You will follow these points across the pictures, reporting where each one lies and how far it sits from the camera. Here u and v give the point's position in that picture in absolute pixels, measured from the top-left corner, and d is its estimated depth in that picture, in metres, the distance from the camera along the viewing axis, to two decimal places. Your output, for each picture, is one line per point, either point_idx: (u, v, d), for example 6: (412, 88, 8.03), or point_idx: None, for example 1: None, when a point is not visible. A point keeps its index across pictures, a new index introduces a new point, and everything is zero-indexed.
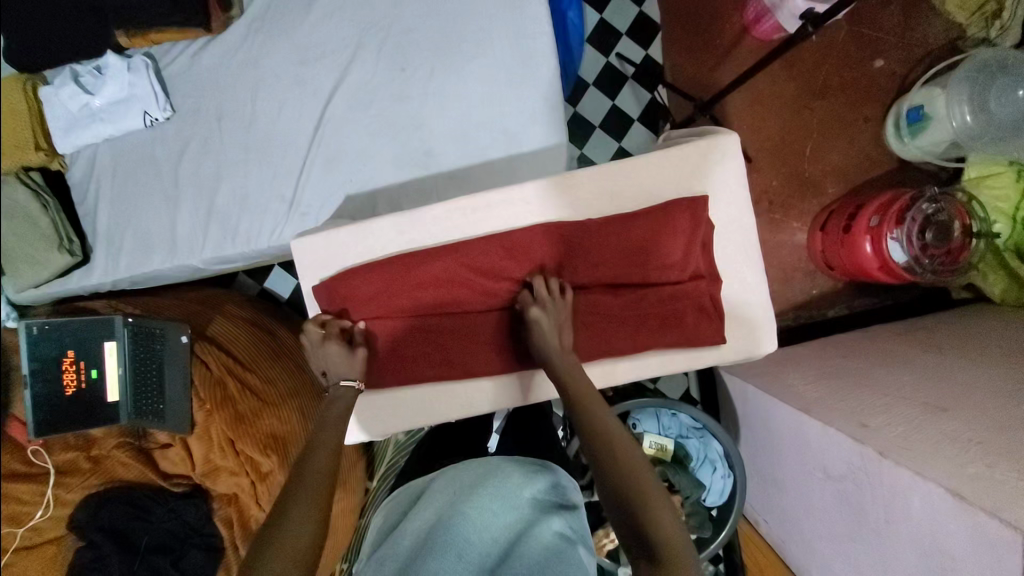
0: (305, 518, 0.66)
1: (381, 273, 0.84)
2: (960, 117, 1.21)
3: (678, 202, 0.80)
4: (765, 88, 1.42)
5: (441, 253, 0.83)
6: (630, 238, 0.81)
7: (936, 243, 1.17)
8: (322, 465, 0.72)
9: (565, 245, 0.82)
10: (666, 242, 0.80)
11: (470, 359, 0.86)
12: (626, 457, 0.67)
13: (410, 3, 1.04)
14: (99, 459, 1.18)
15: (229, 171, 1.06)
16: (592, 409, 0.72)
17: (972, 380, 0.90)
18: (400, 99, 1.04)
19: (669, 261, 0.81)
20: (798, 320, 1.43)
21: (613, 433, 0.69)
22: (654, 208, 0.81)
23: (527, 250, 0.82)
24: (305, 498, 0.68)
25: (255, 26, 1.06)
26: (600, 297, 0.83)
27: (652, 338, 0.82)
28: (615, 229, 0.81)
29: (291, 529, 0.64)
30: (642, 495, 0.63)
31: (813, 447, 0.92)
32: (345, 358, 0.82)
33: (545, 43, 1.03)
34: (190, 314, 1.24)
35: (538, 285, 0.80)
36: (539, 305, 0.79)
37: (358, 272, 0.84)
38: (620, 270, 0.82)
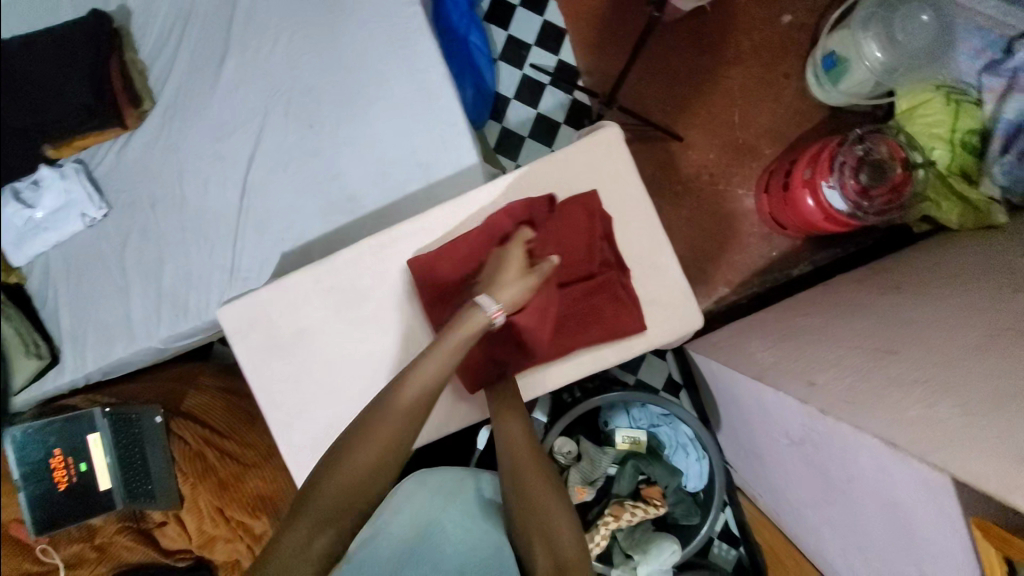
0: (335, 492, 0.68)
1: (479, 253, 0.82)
2: (871, 54, 1.21)
3: (570, 202, 0.82)
4: (682, 66, 1.42)
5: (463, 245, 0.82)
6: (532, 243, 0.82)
7: (874, 184, 1.16)
8: (399, 411, 0.69)
9: (469, 273, 0.82)
10: (566, 241, 0.81)
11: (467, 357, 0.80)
12: (530, 487, 0.75)
13: (305, 61, 1.08)
14: (102, 547, 1.21)
15: (170, 252, 1.11)
16: (512, 440, 0.78)
17: (921, 318, 0.88)
18: (314, 154, 1.08)
19: (575, 258, 0.81)
20: (764, 285, 1.41)
21: (521, 464, 0.76)
22: (550, 211, 0.83)
23: (440, 274, 0.83)
24: (337, 472, 0.68)
25: (169, 113, 1.12)
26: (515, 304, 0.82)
27: (571, 336, 0.82)
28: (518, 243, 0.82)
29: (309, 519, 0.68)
30: (545, 510, 0.74)
31: (772, 414, 0.91)
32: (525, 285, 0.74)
33: (439, 72, 1.06)
34: (164, 393, 1.28)
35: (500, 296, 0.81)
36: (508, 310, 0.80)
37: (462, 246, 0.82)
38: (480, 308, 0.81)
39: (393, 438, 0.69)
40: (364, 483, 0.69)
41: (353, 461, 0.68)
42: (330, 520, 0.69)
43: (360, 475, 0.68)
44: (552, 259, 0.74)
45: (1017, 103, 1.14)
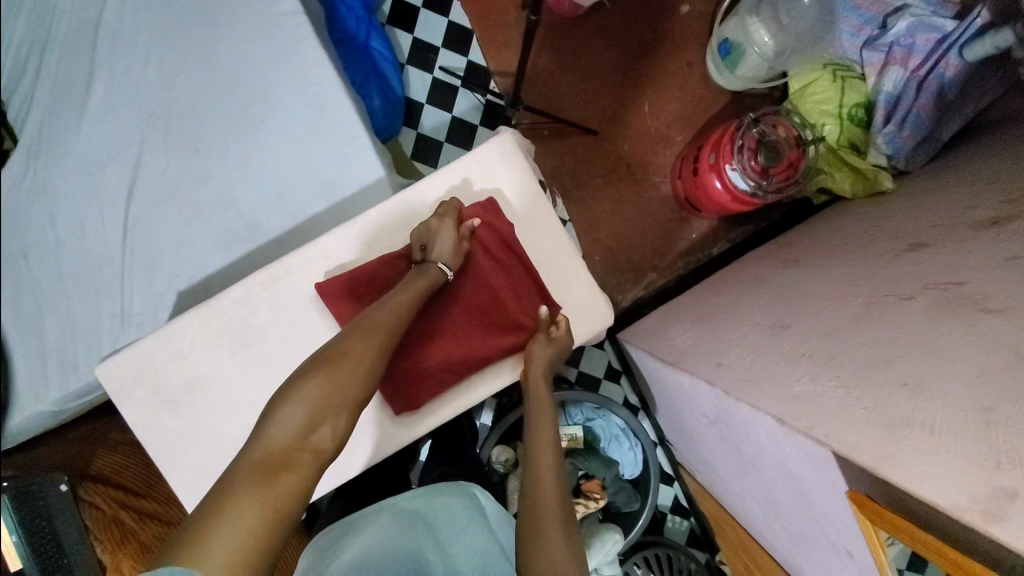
0: (309, 410, 0.62)
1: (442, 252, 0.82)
2: (761, 39, 1.27)
3: (470, 208, 0.83)
4: (589, 59, 1.43)
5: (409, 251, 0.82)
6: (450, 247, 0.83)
7: (772, 164, 1.21)
8: (373, 328, 0.70)
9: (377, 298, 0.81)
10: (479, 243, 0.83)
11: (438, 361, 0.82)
12: (544, 488, 0.71)
13: (183, 83, 1.00)
14: None
15: (50, 304, 1.01)
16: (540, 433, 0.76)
17: (816, 288, 0.93)
18: (202, 182, 1.01)
19: (493, 260, 0.84)
20: (687, 266, 1.46)
21: (541, 462, 0.73)
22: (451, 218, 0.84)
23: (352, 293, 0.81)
24: (324, 380, 0.64)
25: (32, 150, 1.00)
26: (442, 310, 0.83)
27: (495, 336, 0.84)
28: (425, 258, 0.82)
29: (277, 447, 0.60)
30: (544, 518, 0.68)
31: (691, 397, 0.94)
32: (448, 242, 0.79)
33: (333, 86, 1.02)
34: (67, 460, 1.17)
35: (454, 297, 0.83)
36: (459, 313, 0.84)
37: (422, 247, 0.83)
38: (393, 337, 0.82)
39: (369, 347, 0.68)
40: (347, 394, 0.65)
41: (334, 375, 0.65)
42: (305, 439, 0.61)
43: (346, 384, 0.65)
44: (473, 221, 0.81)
45: (895, 75, 1.19)
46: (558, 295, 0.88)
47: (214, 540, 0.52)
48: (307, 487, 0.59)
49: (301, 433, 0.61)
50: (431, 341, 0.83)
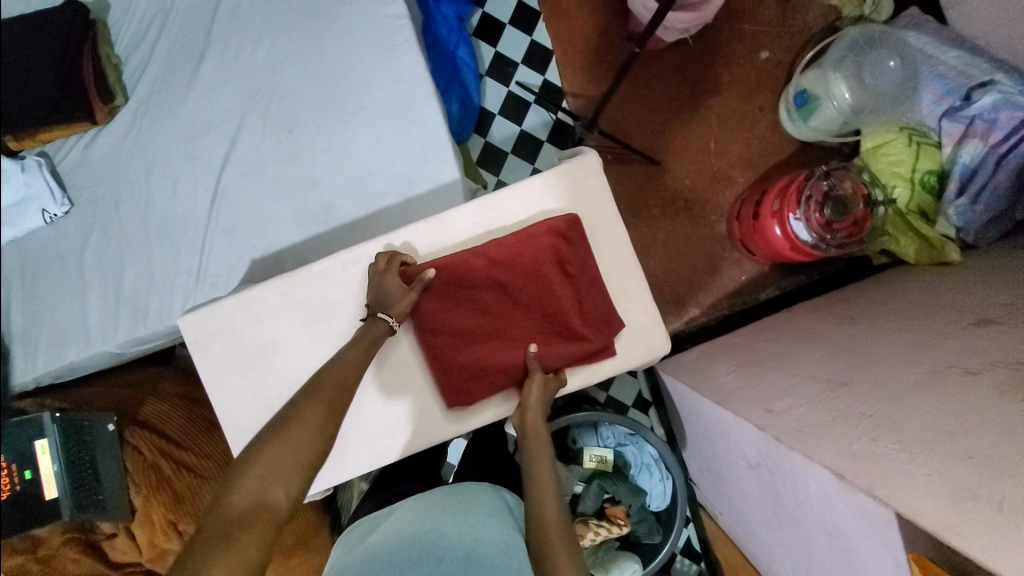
0: (264, 472, 0.69)
1: (511, 259, 0.85)
2: (841, 95, 1.28)
3: (551, 220, 0.86)
4: (663, 92, 1.47)
5: (480, 254, 0.85)
6: (520, 257, 0.85)
7: (837, 219, 1.20)
8: (324, 396, 0.76)
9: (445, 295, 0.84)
10: (552, 256, 0.85)
11: (495, 362, 0.85)
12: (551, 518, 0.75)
13: (288, 67, 1.07)
14: (45, 559, 1.12)
15: (133, 254, 1.08)
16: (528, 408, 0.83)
17: (874, 350, 0.92)
18: (290, 160, 1.07)
19: (561, 274, 0.86)
20: (732, 308, 1.46)
21: (544, 493, 0.77)
22: (530, 228, 0.86)
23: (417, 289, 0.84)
24: (274, 451, 0.70)
25: (141, 110, 1.08)
26: (505, 314, 0.86)
27: (555, 346, 0.86)
28: (499, 261, 0.85)
29: (236, 511, 0.66)
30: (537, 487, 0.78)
31: (733, 439, 0.93)
32: (399, 292, 0.82)
33: (424, 87, 1.07)
34: (118, 402, 1.23)
35: (522, 301, 0.86)
36: (523, 319, 0.86)
37: (491, 251, 0.85)
38: (457, 331, 0.85)
39: (320, 415, 0.75)
40: (301, 458, 0.71)
41: (287, 442, 0.72)
42: (258, 506, 0.67)
43: (299, 450, 0.72)
44: (431, 271, 0.82)
45: (973, 148, 1.19)
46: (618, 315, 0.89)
47: None
48: (267, 544, 0.65)
49: (257, 498, 0.67)
50: (494, 341, 0.86)
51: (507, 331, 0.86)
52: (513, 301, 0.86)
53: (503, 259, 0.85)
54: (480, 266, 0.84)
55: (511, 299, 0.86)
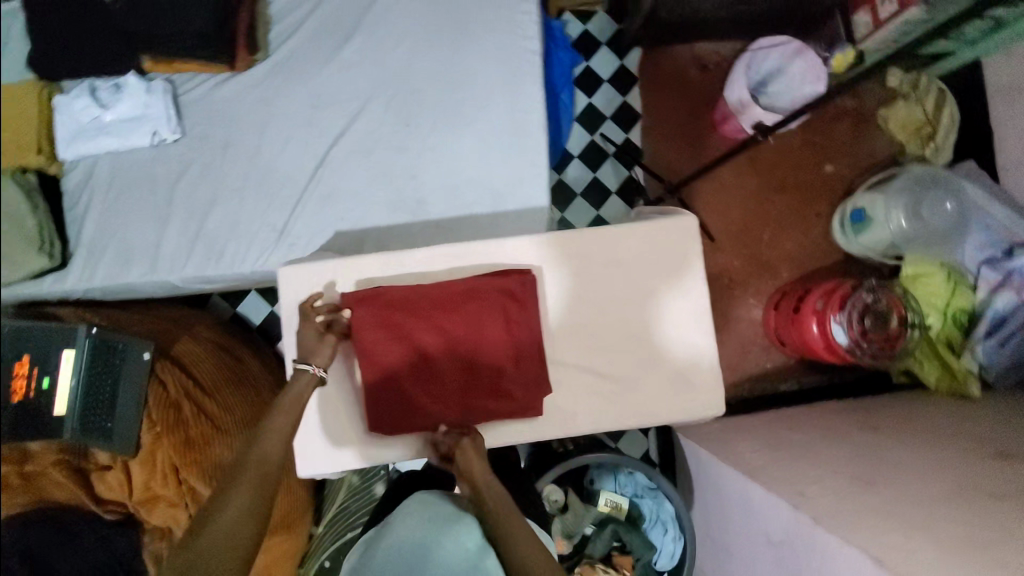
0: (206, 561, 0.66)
1: (466, 307, 0.87)
2: (897, 221, 1.39)
3: (510, 279, 0.88)
4: (731, 177, 1.58)
5: (443, 297, 0.88)
6: (473, 308, 0.88)
7: (874, 330, 1.28)
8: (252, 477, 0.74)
9: (406, 330, 0.87)
10: (515, 312, 0.88)
11: (456, 403, 0.87)
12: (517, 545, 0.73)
13: (421, 68, 1.15)
14: (29, 476, 1.13)
15: (225, 197, 1.11)
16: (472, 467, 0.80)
17: (900, 458, 0.97)
18: (398, 149, 1.13)
19: (521, 331, 0.88)
20: (751, 391, 1.51)
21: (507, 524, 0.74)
22: (479, 279, 0.89)
23: (376, 322, 0.86)
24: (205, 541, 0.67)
25: (275, 70, 1.15)
26: (465, 359, 0.88)
27: (523, 396, 0.87)
28: (419, 305, 0.87)
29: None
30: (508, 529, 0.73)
31: (757, 514, 0.95)
32: (315, 345, 0.85)
33: (537, 117, 1.15)
34: (156, 331, 1.24)
35: (490, 347, 0.88)
36: (490, 366, 0.88)
37: (441, 297, 0.88)
38: (394, 373, 0.87)
39: (238, 503, 0.70)
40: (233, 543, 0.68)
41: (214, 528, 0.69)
42: None
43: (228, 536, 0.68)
44: (366, 300, 0.86)
45: (1007, 298, 1.27)
46: (680, 371, 0.91)
47: None
48: None
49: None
50: (460, 382, 0.87)
51: (474, 374, 0.88)
52: (473, 348, 0.88)
53: (461, 306, 0.87)
54: (439, 312, 0.87)
55: (467, 344, 0.88)
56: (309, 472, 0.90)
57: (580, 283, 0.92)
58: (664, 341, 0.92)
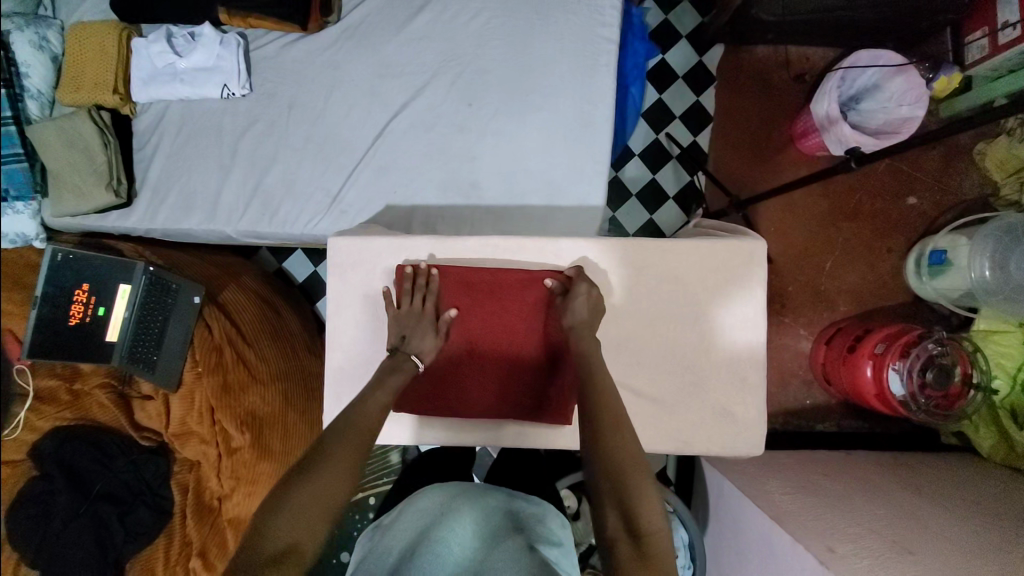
0: (321, 493, 0.66)
1: (513, 303, 0.88)
2: (979, 270, 1.24)
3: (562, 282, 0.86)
4: (801, 198, 1.48)
5: (495, 289, 0.88)
6: (518, 301, 0.88)
7: (935, 385, 1.17)
8: (347, 443, 0.72)
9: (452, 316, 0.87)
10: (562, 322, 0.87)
11: (498, 398, 0.89)
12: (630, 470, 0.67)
13: (492, 47, 1.11)
14: (78, 394, 1.23)
15: (285, 156, 1.12)
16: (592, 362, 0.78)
17: (946, 530, 0.90)
18: (461, 129, 1.10)
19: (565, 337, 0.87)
20: (786, 425, 1.44)
21: (626, 458, 0.68)
22: (538, 276, 0.88)
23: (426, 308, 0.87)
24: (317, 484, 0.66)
25: (347, 33, 1.14)
26: (498, 352, 0.89)
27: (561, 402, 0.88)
28: (472, 287, 0.88)
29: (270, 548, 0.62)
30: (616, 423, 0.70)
31: (779, 560, 0.92)
32: (423, 338, 0.86)
33: (607, 113, 1.10)
34: (205, 277, 1.28)
35: (535, 348, 0.88)
36: (532, 364, 0.89)
37: (492, 292, 0.88)
38: (460, 290, 0.88)
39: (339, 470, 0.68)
40: (332, 501, 0.67)
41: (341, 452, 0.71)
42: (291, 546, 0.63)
43: (326, 496, 0.66)
44: (419, 283, 0.87)
45: None
46: (723, 401, 0.87)
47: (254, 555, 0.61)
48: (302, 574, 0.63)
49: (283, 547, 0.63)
50: (502, 377, 0.89)
51: (513, 371, 0.89)
52: (512, 343, 0.89)
53: (511, 303, 0.88)
54: (474, 297, 0.88)
55: (511, 340, 0.88)
56: None
57: (639, 295, 0.88)
58: (711, 369, 0.87)
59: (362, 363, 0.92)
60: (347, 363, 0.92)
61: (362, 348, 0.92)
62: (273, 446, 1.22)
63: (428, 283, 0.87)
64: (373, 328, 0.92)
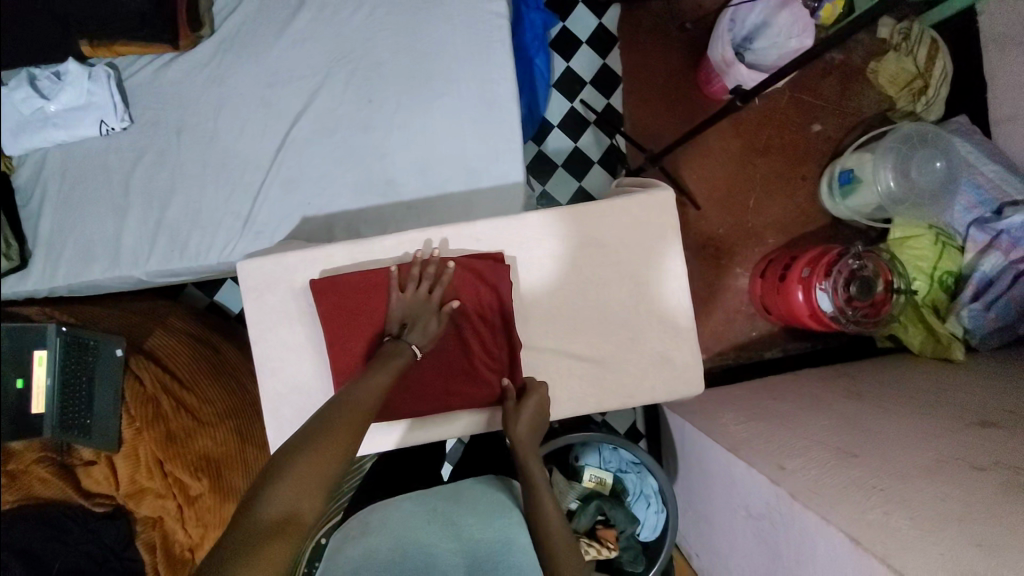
0: (319, 460, 0.67)
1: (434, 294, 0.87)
2: (885, 182, 1.32)
3: (481, 262, 0.87)
4: (716, 142, 1.52)
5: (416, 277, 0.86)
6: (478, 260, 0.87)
7: (860, 297, 1.24)
8: (347, 418, 0.73)
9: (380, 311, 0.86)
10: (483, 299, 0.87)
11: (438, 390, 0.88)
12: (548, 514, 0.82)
13: (381, 39, 1.08)
14: (14, 474, 1.11)
15: (183, 185, 1.07)
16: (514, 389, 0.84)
17: (882, 429, 0.96)
18: (365, 128, 1.07)
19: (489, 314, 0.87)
20: (738, 359, 1.50)
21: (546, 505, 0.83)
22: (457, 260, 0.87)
23: (349, 309, 0.85)
24: (315, 454, 0.67)
25: (226, 46, 1.08)
26: (463, 316, 0.87)
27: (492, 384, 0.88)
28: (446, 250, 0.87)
29: (271, 515, 0.61)
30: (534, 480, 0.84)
31: (739, 486, 0.97)
32: (422, 326, 0.85)
33: (508, 88, 1.08)
34: (126, 327, 1.22)
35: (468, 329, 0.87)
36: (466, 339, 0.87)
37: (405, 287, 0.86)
38: (467, 279, 0.86)
39: (340, 437, 0.70)
40: (327, 474, 0.67)
41: (339, 423, 0.72)
42: (289, 515, 0.63)
43: (329, 468, 0.67)
44: (337, 286, 0.86)
45: (995, 259, 1.25)
46: (661, 350, 0.90)
47: (254, 519, 0.61)
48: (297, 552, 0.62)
49: (286, 512, 0.63)
50: (439, 372, 0.88)
51: (453, 363, 0.88)
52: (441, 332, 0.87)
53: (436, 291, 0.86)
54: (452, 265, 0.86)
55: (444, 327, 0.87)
56: None
57: (562, 261, 0.89)
58: (641, 325, 0.90)
59: (300, 382, 0.90)
60: (285, 385, 0.89)
61: (295, 367, 0.89)
62: (234, 483, 1.19)
63: (439, 273, 0.86)
64: (305, 346, 0.89)
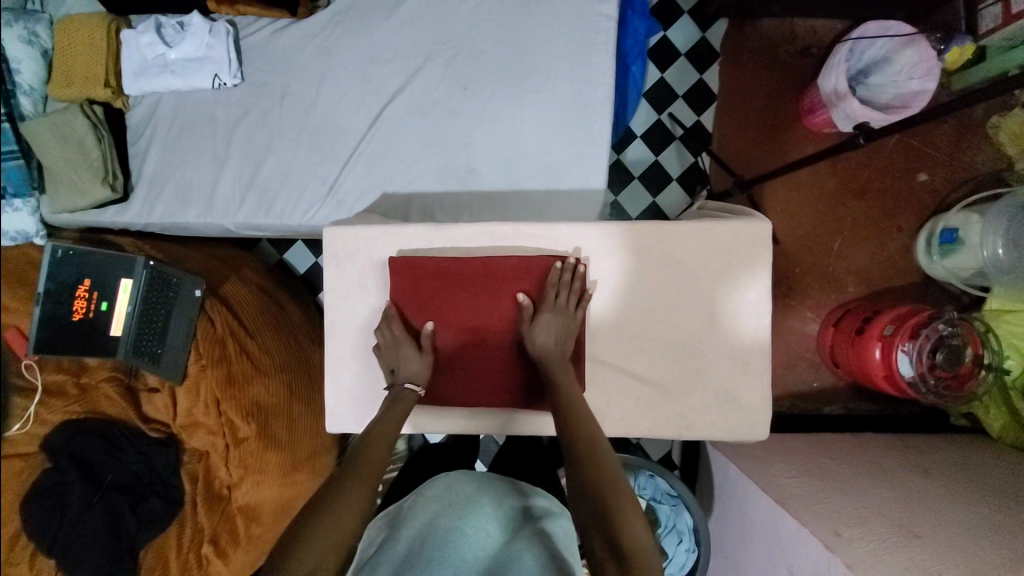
0: (337, 518, 0.66)
1: (479, 288, 0.87)
2: (992, 248, 1.20)
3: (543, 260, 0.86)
4: (808, 177, 1.44)
5: (475, 271, 0.87)
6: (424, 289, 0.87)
7: (944, 365, 1.17)
8: (362, 475, 0.71)
9: (444, 295, 0.87)
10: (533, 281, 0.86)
11: (484, 385, 0.89)
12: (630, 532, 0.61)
13: (486, 28, 1.08)
14: (85, 388, 1.22)
15: (279, 146, 1.11)
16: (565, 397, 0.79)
17: (952, 512, 0.89)
18: (456, 114, 1.08)
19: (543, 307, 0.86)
20: (793, 408, 1.43)
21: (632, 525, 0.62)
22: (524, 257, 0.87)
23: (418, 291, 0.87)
24: (330, 514, 0.66)
25: (337, 18, 1.11)
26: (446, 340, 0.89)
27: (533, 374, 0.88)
28: (446, 282, 0.87)
29: None
30: (618, 500, 0.64)
31: (782, 542, 0.92)
32: (413, 363, 0.85)
33: (604, 93, 1.06)
34: (206, 271, 1.28)
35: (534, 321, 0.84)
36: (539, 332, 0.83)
37: (461, 279, 0.87)
38: (430, 309, 0.88)
39: (355, 494, 0.69)
40: (344, 535, 0.66)
41: (357, 477, 0.71)
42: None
43: (344, 529, 0.66)
44: (412, 267, 0.87)
45: None
46: (728, 387, 0.86)
47: None
48: None
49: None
50: (499, 364, 0.88)
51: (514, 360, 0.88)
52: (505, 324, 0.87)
53: (489, 285, 0.87)
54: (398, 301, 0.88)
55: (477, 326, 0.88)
56: (336, 430, 0.92)
57: (642, 276, 0.87)
58: (713, 356, 0.86)
59: (361, 353, 0.92)
60: (347, 354, 0.92)
61: (359, 339, 0.92)
62: (279, 434, 1.22)
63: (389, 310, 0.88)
64: (371, 319, 0.91)
